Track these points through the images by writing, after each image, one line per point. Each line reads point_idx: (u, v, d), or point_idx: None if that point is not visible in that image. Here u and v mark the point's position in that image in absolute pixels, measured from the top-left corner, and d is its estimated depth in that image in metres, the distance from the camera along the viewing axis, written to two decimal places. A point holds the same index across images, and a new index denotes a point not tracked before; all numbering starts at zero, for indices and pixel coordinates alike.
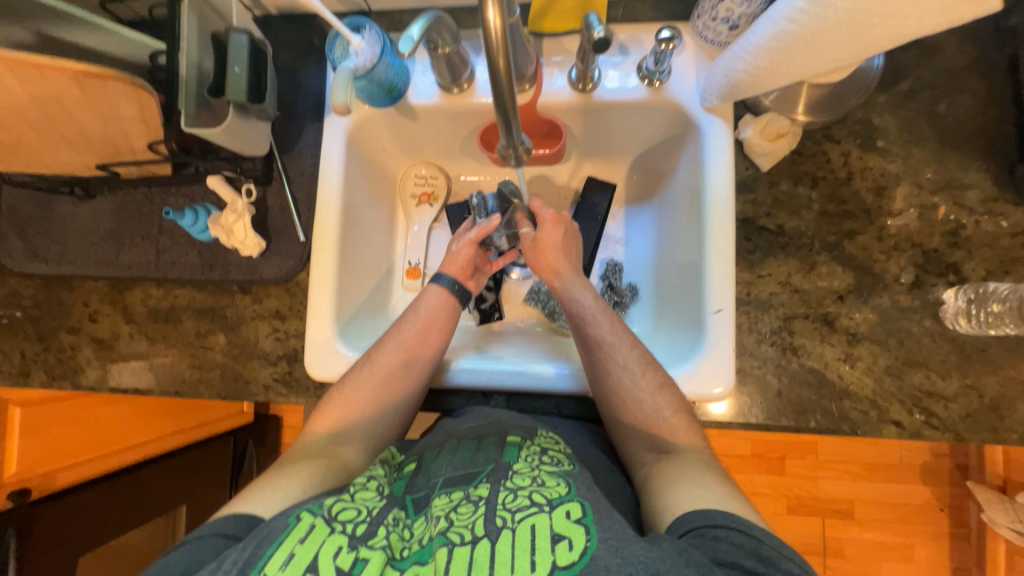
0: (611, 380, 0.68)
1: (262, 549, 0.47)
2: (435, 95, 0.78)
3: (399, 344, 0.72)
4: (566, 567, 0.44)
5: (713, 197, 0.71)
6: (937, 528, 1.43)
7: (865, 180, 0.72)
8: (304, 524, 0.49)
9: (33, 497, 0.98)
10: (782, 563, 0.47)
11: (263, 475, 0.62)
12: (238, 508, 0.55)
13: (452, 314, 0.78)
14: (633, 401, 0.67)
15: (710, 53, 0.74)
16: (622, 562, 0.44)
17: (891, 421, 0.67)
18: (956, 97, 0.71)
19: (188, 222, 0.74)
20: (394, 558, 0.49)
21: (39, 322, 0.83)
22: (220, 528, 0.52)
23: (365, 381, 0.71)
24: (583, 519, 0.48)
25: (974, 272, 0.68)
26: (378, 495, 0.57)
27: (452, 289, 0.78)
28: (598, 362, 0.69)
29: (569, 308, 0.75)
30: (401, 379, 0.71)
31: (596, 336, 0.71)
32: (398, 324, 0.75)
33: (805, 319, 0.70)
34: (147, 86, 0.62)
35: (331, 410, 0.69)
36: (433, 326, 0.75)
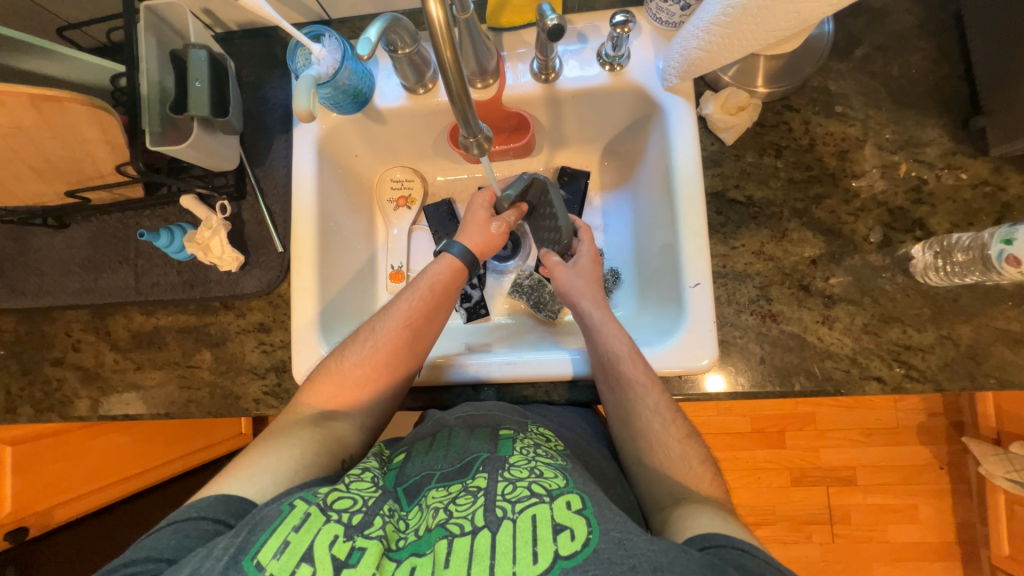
0: (640, 421, 0.66)
1: (255, 535, 0.47)
2: (401, 97, 0.79)
3: (402, 320, 0.71)
4: (567, 557, 0.45)
5: (687, 162, 0.72)
6: (938, 485, 1.45)
7: (827, 146, 0.73)
8: (299, 512, 0.49)
9: (31, 534, 1.00)
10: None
11: (253, 452, 0.60)
12: (228, 489, 0.55)
13: (458, 285, 0.76)
14: (660, 445, 0.64)
15: (666, 34, 0.76)
16: (626, 554, 0.45)
17: (873, 377, 0.68)
18: (907, 57, 0.73)
19: (163, 243, 0.74)
20: (390, 549, 0.49)
21: (22, 356, 0.82)
22: (210, 513, 0.52)
23: (365, 354, 0.69)
24: (584, 511, 0.49)
25: (939, 226, 0.70)
26: (373, 485, 0.56)
27: (465, 260, 0.77)
28: (628, 404, 0.67)
29: (599, 344, 0.71)
30: (403, 354, 0.70)
31: (628, 375, 0.68)
32: (402, 296, 0.74)
33: (781, 285, 0.71)
34: (105, 105, 0.62)
35: (327, 384, 0.68)
36: (437, 300, 0.73)
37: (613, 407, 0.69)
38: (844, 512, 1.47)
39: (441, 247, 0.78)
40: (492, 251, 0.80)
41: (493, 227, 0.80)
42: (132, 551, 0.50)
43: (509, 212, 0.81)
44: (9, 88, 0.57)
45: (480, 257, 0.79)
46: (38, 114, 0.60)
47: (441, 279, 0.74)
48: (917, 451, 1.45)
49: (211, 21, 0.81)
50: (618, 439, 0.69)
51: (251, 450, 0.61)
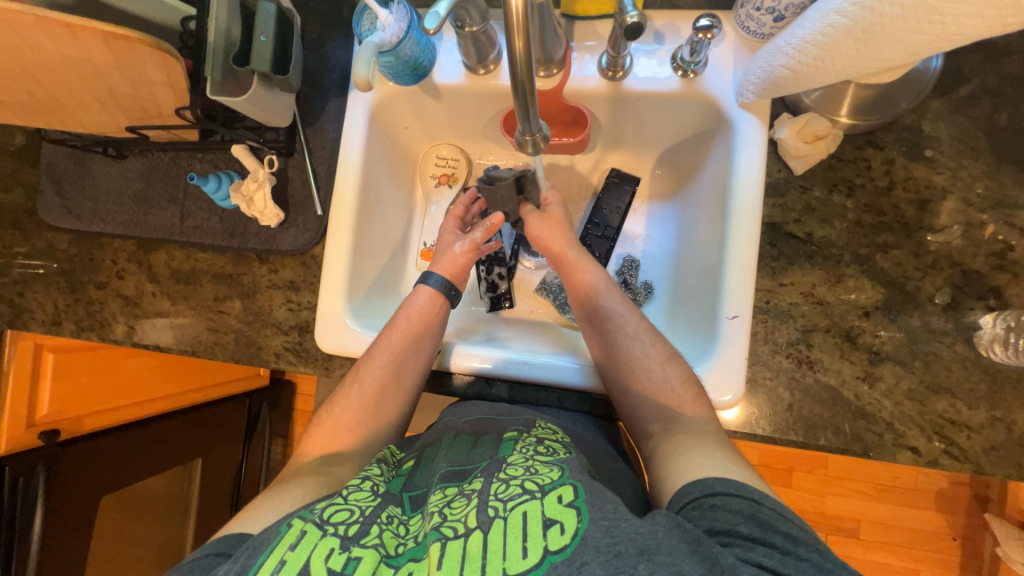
0: (622, 351, 0.70)
1: (253, 558, 0.48)
2: (460, 75, 0.77)
3: (390, 354, 0.73)
4: (556, 551, 0.44)
5: (741, 198, 0.68)
6: (948, 557, 1.38)
7: (907, 191, 0.67)
8: (295, 530, 0.49)
9: (62, 437, 1.05)
10: (779, 526, 0.46)
11: (258, 497, 0.61)
12: (230, 529, 0.56)
13: (442, 315, 0.78)
14: (642, 371, 0.68)
15: (751, 45, 0.70)
16: (611, 541, 0.44)
17: (908, 447, 0.64)
18: (1021, 106, 0.66)
19: (210, 188, 0.76)
20: (389, 555, 0.49)
21: (71, 275, 0.87)
22: (211, 547, 0.53)
23: (355, 398, 0.72)
24: (575, 502, 0.48)
25: (1017, 298, 0.63)
26: (372, 494, 0.57)
27: (442, 288, 0.79)
28: (609, 332, 0.72)
29: (580, 285, 0.77)
30: (390, 391, 0.72)
31: (608, 308, 0.74)
32: (384, 333, 0.75)
33: (825, 332, 0.67)
34: (173, 50, 0.63)
35: (324, 432, 0.70)
36: (419, 332, 0.75)
37: (598, 342, 0.73)
38: None
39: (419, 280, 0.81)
40: (462, 272, 0.81)
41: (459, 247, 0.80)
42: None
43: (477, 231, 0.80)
44: (83, 24, 0.58)
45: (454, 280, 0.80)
46: (109, 48, 0.61)
47: (420, 311, 0.76)
48: (932, 517, 1.38)
49: None
50: (604, 377, 0.71)
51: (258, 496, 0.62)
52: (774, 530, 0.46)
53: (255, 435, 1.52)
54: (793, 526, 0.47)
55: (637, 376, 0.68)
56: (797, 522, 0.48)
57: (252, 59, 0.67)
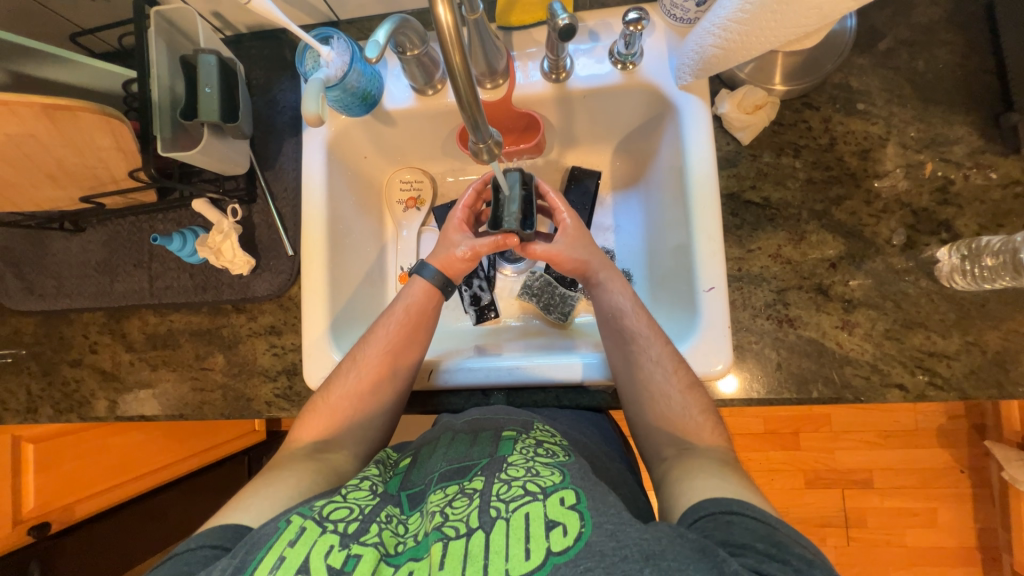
0: (642, 373, 0.67)
1: (252, 555, 0.47)
2: (410, 98, 0.78)
3: (385, 345, 0.72)
4: (559, 553, 0.44)
5: (697, 172, 0.71)
6: (959, 489, 1.41)
7: (849, 144, 0.71)
8: (294, 527, 0.49)
9: (55, 529, 1.02)
10: (794, 548, 0.46)
11: (250, 485, 0.61)
12: (226, 519, 0.55)
13: (437, 305, 0.77)
14: (662, 398, 0.66)
15: (680, 31, 0.74)
16: (617, 545, 0.44)
17: (895, 385, 0.66)
18: (935, 51, 0.70)
19: (176, 247, 0.75)
20: (388, 554, 0.48)
21: (42, 357, 0.84)
22: (208, 540, 0.52)
23: (350, 385, 0.71)
24: (578, 505, 0.48)
25: (966, 228, 0.67)
26: (371, 494, 0.57)
27: (436, 282, 0.76)
28: (632, 354, 0.69)
29: (601, 303, 0.74)
30: (387, 380, 0.72)
31: (630, 330, 0.70)
32: (380, 322, 0.75)
33: (798, 289, 0.69)
34: (118, 114, 0.63)
35: (318, 419, 0.69)
36: (415, 322, 0.75)
37: (620, 365, 0.70)
38: (860, 515, 1.44)
39: (414, 268, 0.78)
40: (458, 274, 0.78)
41: (459, 252, 0.76)
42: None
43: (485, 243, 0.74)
44: (21, 99, 0.57)
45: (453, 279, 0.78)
46: (51, 122, 0.61)
47: (417, 299, 0.76)
48: (936, 453, 1.42)
49: (221, 23, 0.81)
50: (622, 397, 0.70)
51: (248, 484, 0.62)
52: (789, 552, 0.46)
53: None
54: (808, 551, 0.47)
55: (643, 383, 0.67)
56: (811, 550, 0.48)
57: (199, 112, 0.67)
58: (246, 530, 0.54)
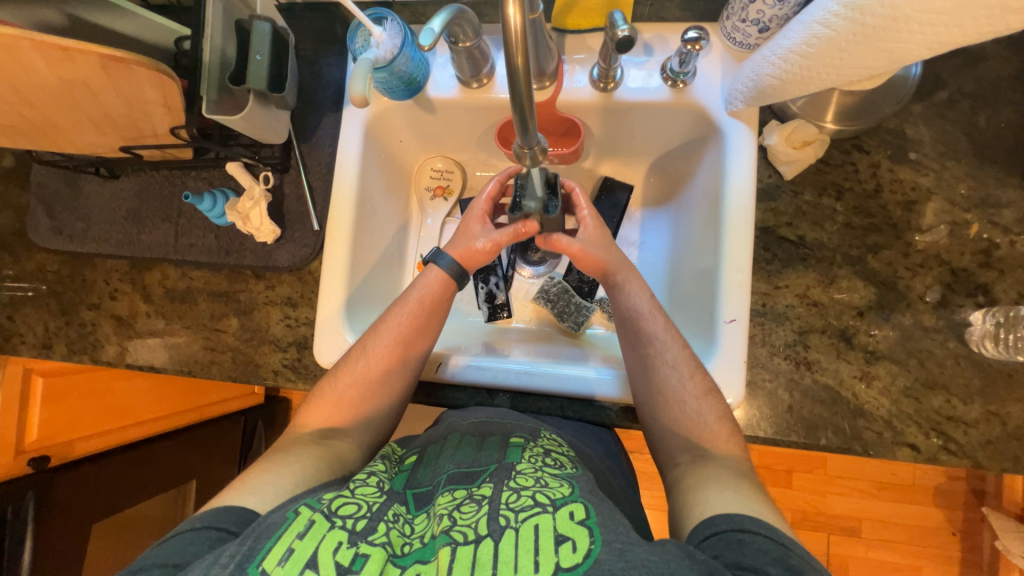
0: (657, 377, 0.67)
1: (260, 543, 0.47)
2: (454, 88, 0.78)
3: (395, 336, 0.72)
4: (568, 569, 0.44)
5: (737, 199, 0.69)
6: (948, 552, 1.39)
7: (894, 193, 0.69)
8: (303, 519, 0.50)
9: (52, 465, 1.01)
10: (807, 574, 0.46)
11: (255, 467, 0.62)
12: (230, 501, 0.56)
13: (449, 298, 0.77)
14: (676, 402, 0.65)
15: (737, 55, 0.72)
16: (627, 565, 0.44)
17: (906, 444, 0.65)
18: (998, 109, 0.68)
19: (205, 207, 0.75)
20: (395, 555, 0.49)
21: (62, 296, 0.85)
22: (214, 522, 0.53)
23: (358, 374, 0.71)
24: (587, 521, 0.48)
25: (1005, 294, 0.65)
26: (379, 490, 0.57)
27: (452, 272, 0.76)
28: (646, 357, 0.68)
29: (619, 303, 0.73)
30: (395, 371, 0.72)
31: (648, 332, 0.69)
32: (391, 311, 0.74)
33: (821, 333, 0.68)
34: (171, 72, 0.64)
35: (324, 405, 0.70)
36: (427, 314, 0.74)
37: (634, 367, 0.70)
38: (843, 563, 1.42)
39: (429, 256, 0.77)
40: (477, 262, 0.78)
41: (478, 242, 0.76)
42: (141, 560, 0.51)
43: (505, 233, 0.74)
44: (81, 47, 0.58)
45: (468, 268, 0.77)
46: (103, 71, 0.61)
47: (429, 290, 0.75)
48: (930, 512, 1.39)
49: None
50: (636, 398, 0.69)
51: (254, 465, 0.62)
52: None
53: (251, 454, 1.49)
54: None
55: (657, 401, 0.66)
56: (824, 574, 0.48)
57: (248, 77, 0.68)
58: (253, 515, 0.55)
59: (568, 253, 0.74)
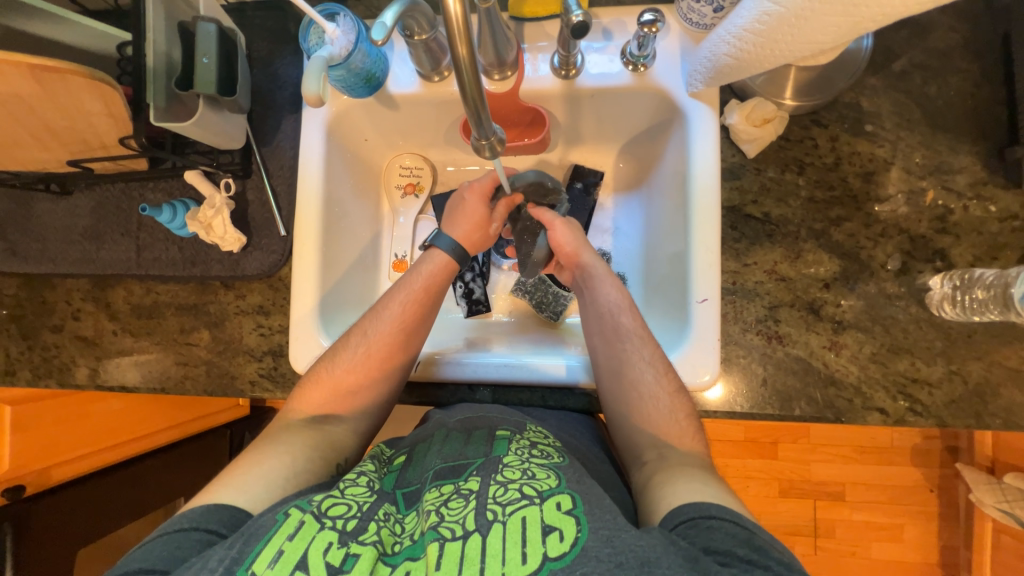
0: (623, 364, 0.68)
1: (249, 546, 0.47)
2: (415, 83, 0.77)
3: (395, 322, 0.71)
4: (556, 559, 0.45)
5: (712, 172, 0.70)
6: (927, 507, 1.45)
7: (853, 165, 0.70)
8: (293, 520, 0.49)
9: (27, 493, 0.98)
10: (772, 553, 0.48)
11: (247, 457, 0.61)
12: (221, 498, 0.54)
13: (450, 282, 0.77)
14: (650, 398, 0.66)
15: (696, 36, 0.73)
16: (613, 552, 0.45)
17: (876, 408, 0.67)
18: (947, 78, 0.70)
19: (165, 219, 0.73)
20: (385, 554, 0.49)
21: (22, 320, 0.82)
22: (204, 523, 0.52)
23: (357, 361, 0.70)
24: (574, 510, 0.49)
25: (961, 258, 0.67)
26: (368, 490, 0.56)
27: (454, 255, 0.76)
28: (623, 353, 0.69)
29: (591, 299, 0.74)
30: (395, 358, 0.71)
31: (626, 326, 0.71)
32: (392, 296, 0.73)
33: (790, 307, 0.69)
34: (109, 79, 0.60)
35: (320, 390, 0.69)
36: (429, 297, 0.74)
37: (605, 361, 0.70)
38: (829, 527, 1.47)
39: (429, 241, 0.78)
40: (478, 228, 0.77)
41: (492, 227, 0.78)
42: (127, 562, 0.49)
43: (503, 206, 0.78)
44: (8, 57, 0.56)
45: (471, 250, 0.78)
46: (39, 82, 0.59)
47: (434, 277, 0.75)
48: (908, 471, 1.45)
49: None
50: (612, 401, 0.69)
51: (246, 455, 0.62)
52: (767, 556, 0.47)
53: None
54: (783, 554, 0.49)
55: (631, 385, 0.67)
56: (786, 551, 0.50)
57: (195, 82, 0.66)
58: (243, 515, 0.54)
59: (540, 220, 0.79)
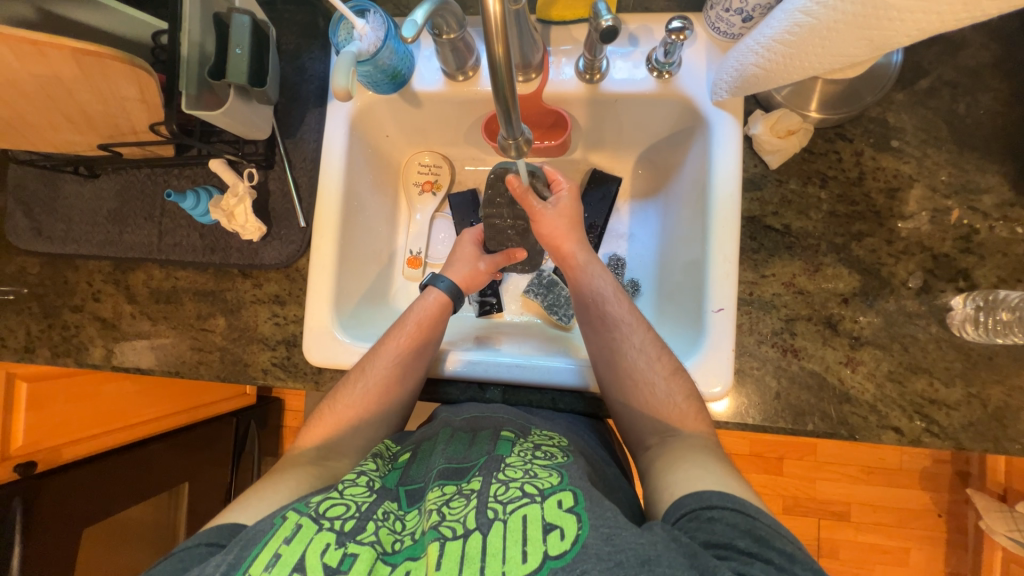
0: (625, 362, 0.68)
1: (246, 552, 0.48)
2: (439, 82, 0.77)
3: (391, 359, 0.72)
4: (556, 557, 0.44)
5: (722, 207, 0.69)
6: (935, 533, 1.42)
7: (877, 180, 0.70)
8: (290, 524, 0.49)
9: (38, 470, 1.00)
10: (775, 543, 0.47)
11: (253, 486, 0.62)
12: (222, 518, 0.56)
13: (444, 318, 0.78)
14: (645, 385, 0.66)
15: (722, 45, 0.73)
16: (612, 550, 0.44)
17: (891, 427, 0.66)
18: (977, 97, 0.69)
19: (189, 205, 0.74)
20: (385, 553, 0.49)
21: (44, 299, 0.84)
22: (203, 538, 0.53)
23: (357, 396, 0.71)
24: (575, 508, 0.49)
25: (985, 279, 0.66)
26: (369, 490, 0.57)
27: (450, 293, 0.79)
28: (612, 342, 0.70)
29: (585, 291, 0.75)
30: (393, 395, 0.72)
31: (613, 316, 0.72)
32: (390, 333, 0.74)
33: (807, 320, 0.69)
34: (145, 66, 0.62)
35: (322, 427, 0.70)
36: (425, 334, 0.74)
37: (596, 351, 0.71)
38: (833, 547, 1.45)
39: (427, 280, 0.81)
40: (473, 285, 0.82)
41: (480, 265, 0.82)
42: None
43: (498, 256, 0.83)
44: (50, 40, 0.57)
45: (463, 288, 0.81)
46: (77, 66, 0.60)
47: (429, 314, 0.76)
48: (915, 495, 1.42)
49: None
50: (600, 384, 0.70)
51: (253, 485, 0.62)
52: (769, 546, 0.47)
53: (244, 455, 1.47)
54: (788, 542, 0.48)
55: (640, 392, 0.66)
56: (792, 540, 0.49)
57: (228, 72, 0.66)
58: (241, 527, 0.55)
59: (529, 214, 0.77)
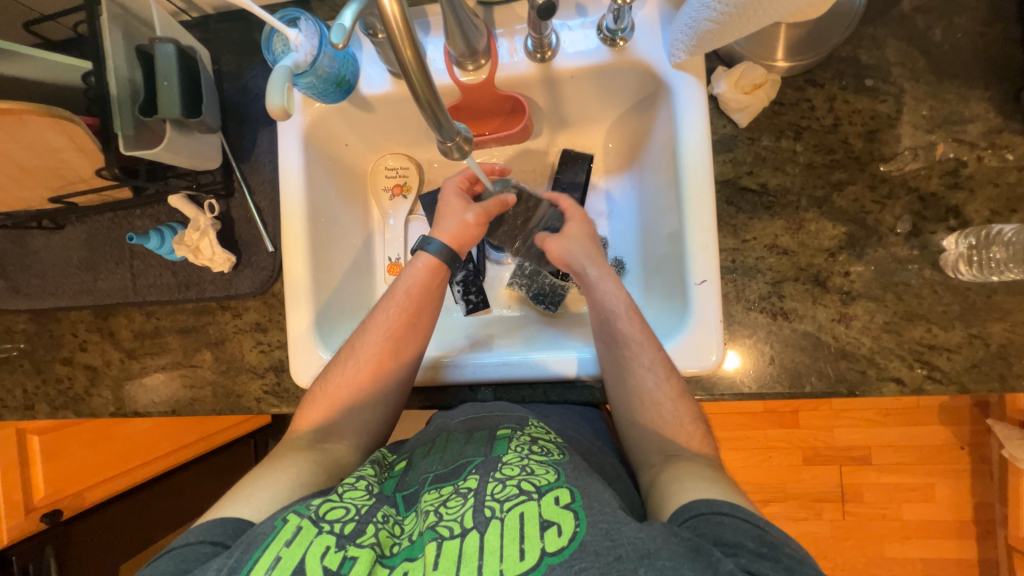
0: (634, 380, 0.66)
1: (248, 554, 0.48)
2: (386, 82, 0.75)
3: (384, 334, 0.71)
4: (554, 554, 0.44)
5: (699, 148, 0.66)
6: (957, 465, 1.41)
7: (854, 125, 0.66)
8: (291, 526, 0.50)
9: (65, 515, 1.05)
10: (785, 548, 0.46)
11: (251, 473, 0.62)
12: (225, 511, 0.56)
13: (441, 283, 0.75)
14: (654, 405, 0.65)
15: (674, 2, 0.68)
16: (612, 545, 0.44)
17: (892, 378, 0.64)
18: (953, 19, 0.65)
19: (154, 245, 0.74)
20: (383, 555, 0.49)
21: (33, 355, 0.84)
22: (208, 536, 0.53)
23: (350, 375, 0.70)
24: (572, 505, 0.48)
25: (977, 214, 0.63)
26: (368, 493, 0.57)
27: (441, 256, 0.74)
28: (623, 359, 0.67)
29: (594, 304, 0.71)
30: (388, 371, 0.71)
31: (623, 332, 0.68)
32: (381, 308, 0.73)
33: (795, 281, 0.66)
34: (68, 115, 0.60)
35: (318, 409, 0.69)
36: (416, 304, 0.73)
37: (608, 368, 0.68)
38: (857, 491, 1.45)
39: (417, 246, 0.76)
40: (471, 241, 0.77)
41: (468, 216, 0.75)
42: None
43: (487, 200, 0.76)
44: None
45: (457, 248, 0.75)
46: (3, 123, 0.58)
47: (420, 283, 0.73)
48: (935, 431, 1.41)
49: (186, 6, 0.76)
50: (611, 402, 0.69)
51: (250, 472, 0.63)
52: (779, 551, 0.46)
53: None
54: (796, 551, 0.47)
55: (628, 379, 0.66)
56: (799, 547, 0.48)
57: (159, 106, 0.65)
58: (245, 524, 0.55)
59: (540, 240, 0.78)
